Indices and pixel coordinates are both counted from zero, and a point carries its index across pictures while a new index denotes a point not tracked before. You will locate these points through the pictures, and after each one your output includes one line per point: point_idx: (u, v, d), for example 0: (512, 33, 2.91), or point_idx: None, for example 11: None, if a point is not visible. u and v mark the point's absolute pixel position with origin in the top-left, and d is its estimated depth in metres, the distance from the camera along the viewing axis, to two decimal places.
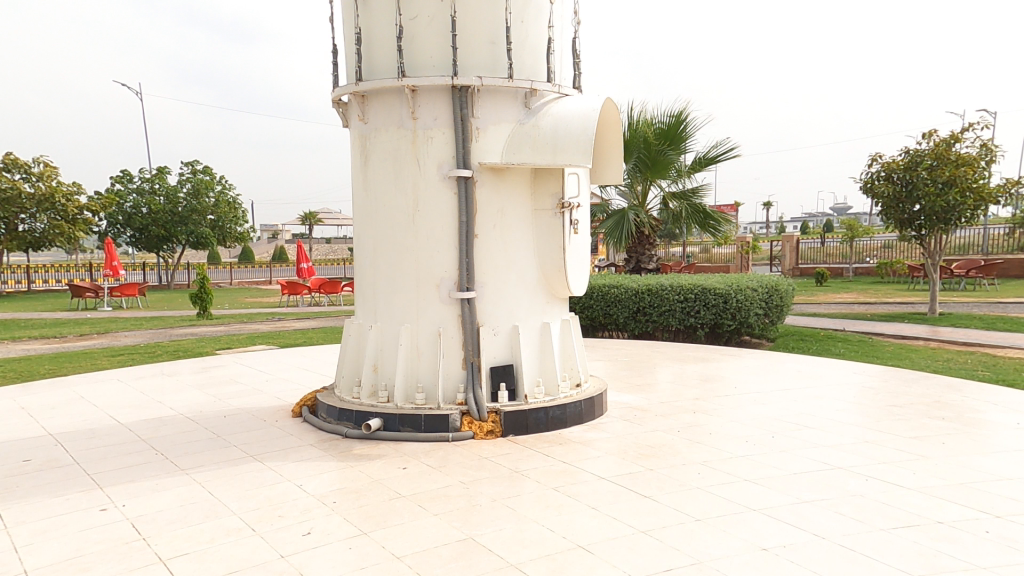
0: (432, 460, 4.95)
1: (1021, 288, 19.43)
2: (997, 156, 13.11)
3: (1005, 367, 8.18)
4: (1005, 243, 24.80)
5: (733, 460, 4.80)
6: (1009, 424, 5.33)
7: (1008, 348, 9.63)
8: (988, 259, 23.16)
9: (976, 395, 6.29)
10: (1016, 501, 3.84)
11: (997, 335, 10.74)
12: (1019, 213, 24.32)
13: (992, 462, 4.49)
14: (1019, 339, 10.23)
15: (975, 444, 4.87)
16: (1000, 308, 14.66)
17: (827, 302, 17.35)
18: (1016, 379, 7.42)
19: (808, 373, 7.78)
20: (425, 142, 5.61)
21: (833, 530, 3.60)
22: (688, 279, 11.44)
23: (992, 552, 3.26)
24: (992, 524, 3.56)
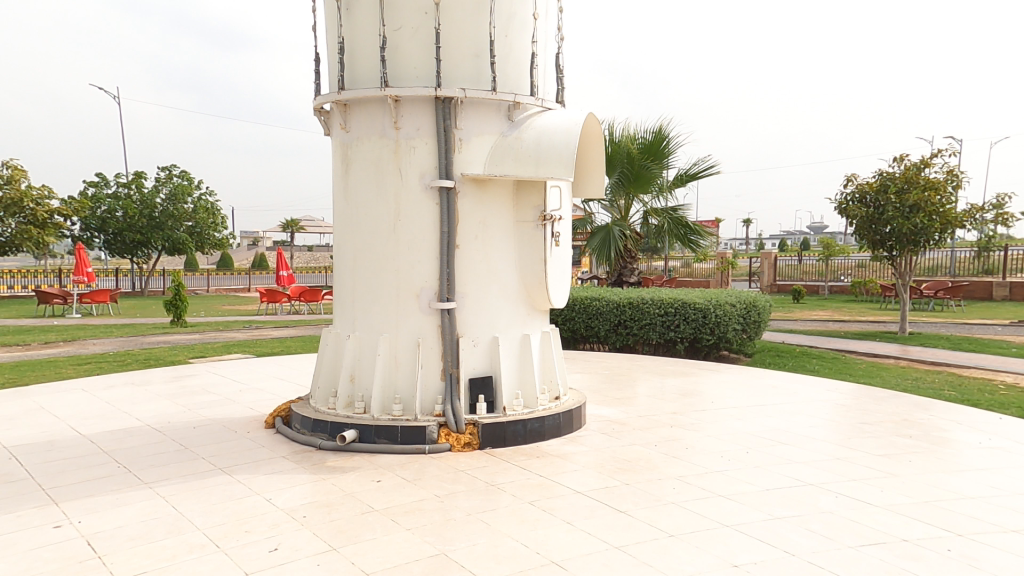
0: (407, 473, 4.90)
1: (986, 309, 20.02)
2: (963, 181, 13.52)
3: (970, 386, 8.41)
4: (972, 265, 25.59)
5: (709, 475, 4.84)
6: (974, 444, 5.47)
7: (975, 368, 9.90)
8: (955, 281, 23.81)
9: (943, 415, 6.45)
10: (977, 519, 3.93)
11: (964, 356, 11.05)
12: (984, 236, 25.05)
13: (957, 481, 4.60)
14: (985, 360, 10.52)
15: (942, 464, 4.97)
16: (967, 329, 15.08)
17: (804, 319, 17.70)
18: (980, 398, 7.63)
19: (783, 389, 7.91)
20: (408, 152, 5.62)
21: (803, 546, 3.64)
22: (668, 293, 11.58)
23: (954, 569, 3.33)
24: (955, 542, 3.64)
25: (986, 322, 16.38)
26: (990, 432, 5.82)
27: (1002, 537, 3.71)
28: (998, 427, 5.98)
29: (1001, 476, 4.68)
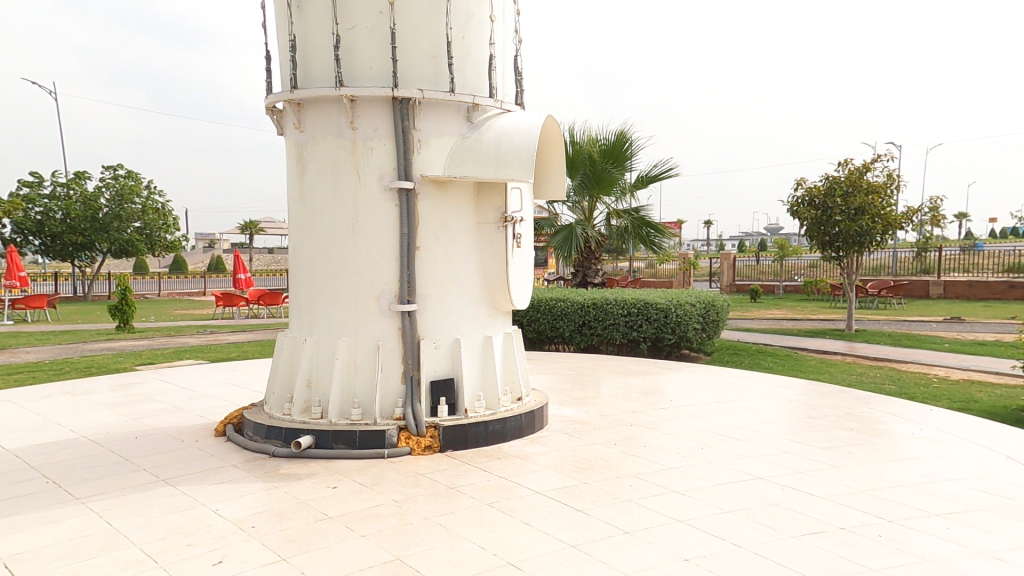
0: (365, 478, 4.84)
1: (926, 306, 21.13)
2: (902, 185, 14.22)
3: (909, 380, 8.87)
4: (913, 264, 26.94)
5: (664, 472, 4.95)
6: (911, 435, 5.76)
7: (915, 362, 10.43)
8: (896, 280, 25.05)
9: (883, 407, 6.77)
10: (908, 506, 4.14)
11: (905, 351, 11.61)
12: (923, 238, 26.41)
13: (895, 470, 4.84)
14: (924, 355, 11.10)
15: (880, 454, 5.21)
16: (908, 325, 15.88)
17: (759, 318, 18.30)
18: (918, 391, 8.06)
19: (739, 386, 8.15)
20: (366, 153, 5.56)
21: (749, 538, 3.76)
22: (631, 294, 11.77)
23: (885, 554, 3.50)
24: (886, 528, 3.82)
25: (926, 319, 17.29)
26: (927, 423, 6.13)
27: (929, 521, 3.91)
28: (932, 418, 6.30)
29: (932, 464, 4.95)
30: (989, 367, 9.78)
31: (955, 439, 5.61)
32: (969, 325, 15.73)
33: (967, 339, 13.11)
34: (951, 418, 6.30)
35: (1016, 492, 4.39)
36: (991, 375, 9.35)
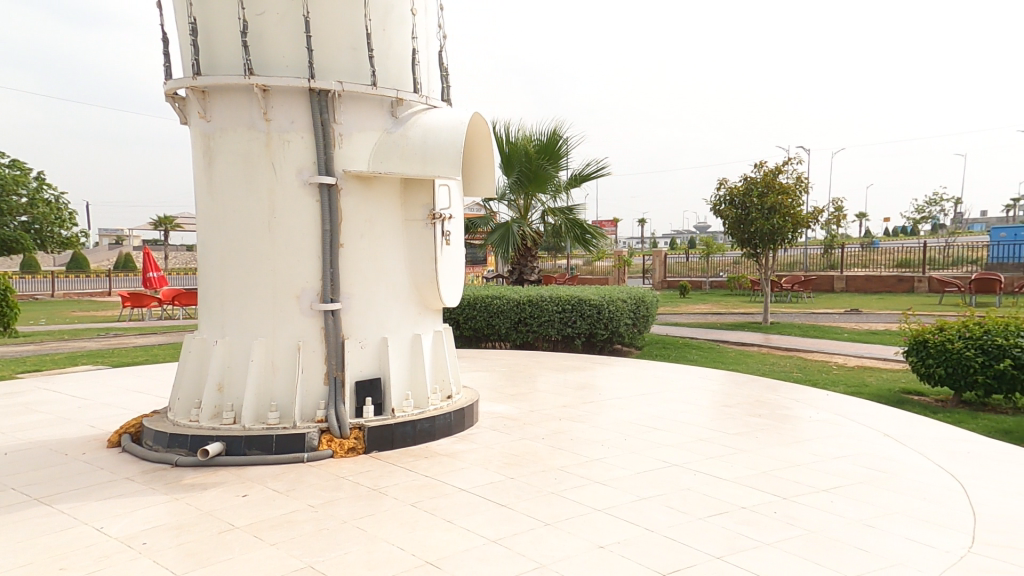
0: (280, 484, 4.63)
1: (833, 299, 22.81)
2: (810, 186, 15.23)
3: (815, 368, 9.54)
4: (822, 261, 29.00)
5: (589, 464, 5.04)
6: (816, 418, 6.17)
7: (822, 351, 11.22)
8: (807, 275, 26.88)
9: (790, 394, 7.21)
10: (803, 483, 4.42)
11: (814, 341, 12.45)
12: (831, 236, 28.48)
13: (799, 451, 5.15)
14: (830, 344, 11.97)
15: (784, 437, 5.53)
16: (817, 318, 17.10)
17: (686, 312, 19.11)
18: (822, 378, 8.67)
19: (664, 378, 8.45)
20: (282, 146, 5.32)
21: (662, 523, 3.88)
22: (566, 291, 11.93)
23: (779, 529, 3.71)
24: (782, 505, 4.06)
25: (833, 311, 18.65)
26: (829, 408, 6.59)
27: (819, 496, 4.19)
28: (830, 402, 6.78)
29: (828, 444, 5.31)
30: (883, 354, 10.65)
31: (846, 420, 6.06)
32: (869, 316, 17.10)
33: (867, 328, 14.22)
34: (842, 402, 6.81)
35: (896, 466, 4.79)
36: (885, 361, 10.18)
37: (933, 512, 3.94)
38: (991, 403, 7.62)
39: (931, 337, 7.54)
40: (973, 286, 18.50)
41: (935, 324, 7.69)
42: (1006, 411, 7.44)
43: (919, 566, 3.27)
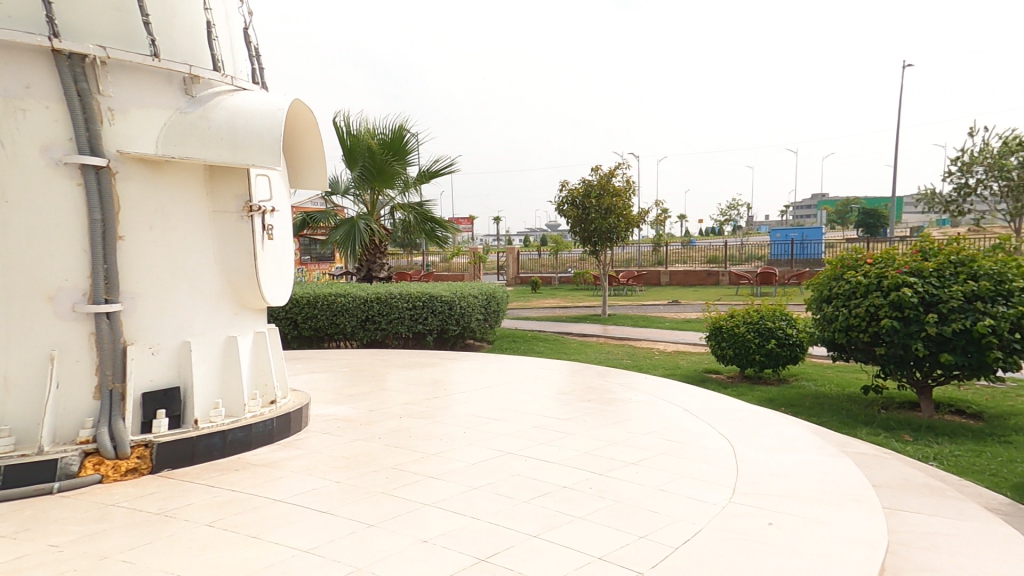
0: (13, 525, 3.87)
1: (662, 291, 25.51)
2: (637, 189, 16.79)
3: (643, 354, 10.61)
4: (654, 257, 32.26)
5: (423, 460, 5.00)
6: (636, 400, 6.81)
7: (650, 338, 12.51)
8: (641, 271, 29.70)
9: (618, 380, 7.88)
10: (616, 459, 4.84)
11: (642, 330, 13.75)
12: (660, 235, 31.81)
13: (618, 430, 5.63)
14: (656, 331, 13.39)
15: (608, 419, 6.01)
16: (648, 308, 19.02)
17: (536, 306, 20.06)
18: (646, 364, 9.66)
19: (507, 371, 8.73)
20: (15, 115, 4.39)
21: (488, 510, 3.98)
22: (416, 287, 11.76)
23: (591, 503, 4.01)
24: (596, 480, 4.40)
25: (662, 302, 20.87)
26: (648, 390, 7.32)
27: (627, 469, 4.60)
28: (647, 385, 7.53)
29: (642, 422, 5.87)
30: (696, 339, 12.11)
31: (657, 400, 6.76)
32: (688, 306, 19.34)
33: (687, 317, 16.10)
34: (660, 384, 7.60)
35: (691, 436, 5.41)
36: (696, 346, 11.57)
37: (712, 473, 4.51)
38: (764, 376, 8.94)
39: (725, 323, 8.69)
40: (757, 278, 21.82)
41: (727, 311, 8.86)
42: (773, 382, 8.72)
43: (693, 519, 3.72)
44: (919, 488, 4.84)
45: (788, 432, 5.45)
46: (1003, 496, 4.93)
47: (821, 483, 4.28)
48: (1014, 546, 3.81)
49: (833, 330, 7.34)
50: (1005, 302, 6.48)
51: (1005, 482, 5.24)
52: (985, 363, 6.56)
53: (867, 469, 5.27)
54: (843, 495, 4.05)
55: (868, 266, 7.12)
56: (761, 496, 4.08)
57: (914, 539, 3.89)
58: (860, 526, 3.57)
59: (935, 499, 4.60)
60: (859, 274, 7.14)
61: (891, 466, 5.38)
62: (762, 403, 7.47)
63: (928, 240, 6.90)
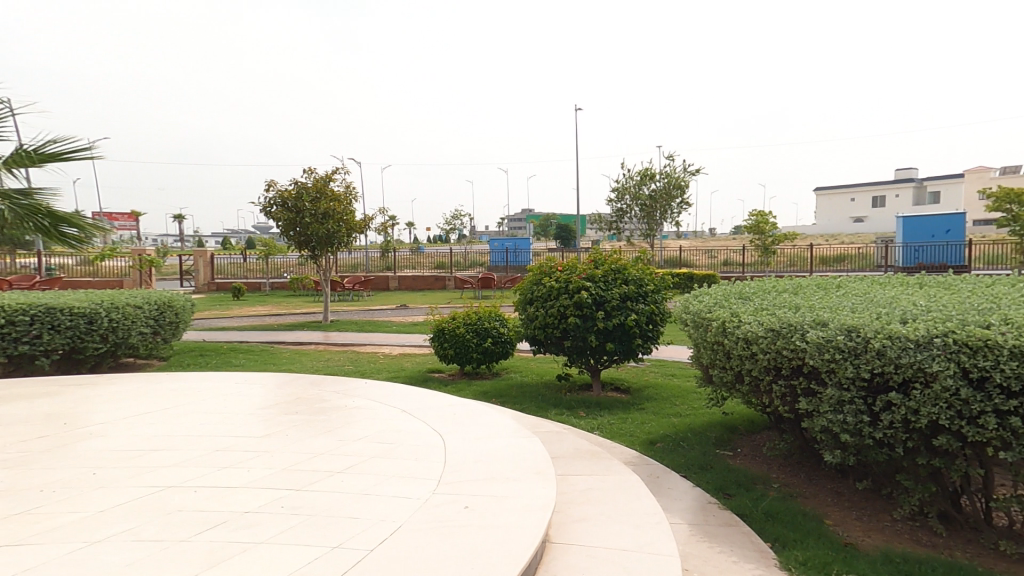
0: None
1: (386, 297, 25.80)
2: (355, 195, 16.47)
3: (364, 359, 10.62)
4: (380, 262, 32.53)
5: (19, 518, 3.52)
6: (344, 407, 6.47)
7: (370, 343, 12.50)
8: (364, 276, 29.49)
9: (331, 387, 7.52)
10: (320, 471, 4.33)
11: (365, 336, 13.55)
12: (385, 241, 32.29)
13: (318, 442, 5.08)
14: (376, 336, 13.44)
15: (313, 431, 5.45)
16: (371, 313, 19.05)
17: (239, 316, 18.04)
18: (368, 368, 9.76)
19: (191, 389, 7.38)
20: None
21: (117, 563, 2.93)
22: (20, 297, 8.71)
23: (277, 524, 3.39)
24: (290, 498, 3.79)
25: (385, 307, 21.11)
26: (359, 396, 7.06)
27: (329, 480, 4.15)
28: (367, 391, 7.35)
29: (356, 429, 5.53)
30: (418, 341, 12.47)
31: (372, 404, 6.56)
32: (412, 310, 19.85)
33: (411, 321, 16.50)
34: (380, 388, 7.54)
35: (405, 435, 5.31)
36: (418, 349, 11.92)
37: (415, 469, 4.37)
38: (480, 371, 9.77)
39: (447, 324, 9.27)
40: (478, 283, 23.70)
41: (449, 313, 9.44)
42: (490, 376, 9.59)
43: (395, 517, 3.47)
44: (582, 454, 5.25)
45: (491, 424, 5.63)
46: (637, 451, 5.59)
47: (509, 461, 4.49)
48: (638, 487, 4.35)
49: (534, 329, 7.78)
50: (647, 300, 7.47)
51: (638, 439, 5.95)
52: (635, 349, 7.50)
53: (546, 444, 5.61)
54: (527, 470, 4.30)
55: (559, 272, 7.71)
56: (461, 482, 4.05)
57: (573, 496, 4.23)
58: (532, 495, 3.79)
59: (592, 461, 5.00)
60: (553, 279, 7.69)
61: (566, 438, 5.82)
62: (477, 397, 8.08)
63: (598, 252, 7.62)
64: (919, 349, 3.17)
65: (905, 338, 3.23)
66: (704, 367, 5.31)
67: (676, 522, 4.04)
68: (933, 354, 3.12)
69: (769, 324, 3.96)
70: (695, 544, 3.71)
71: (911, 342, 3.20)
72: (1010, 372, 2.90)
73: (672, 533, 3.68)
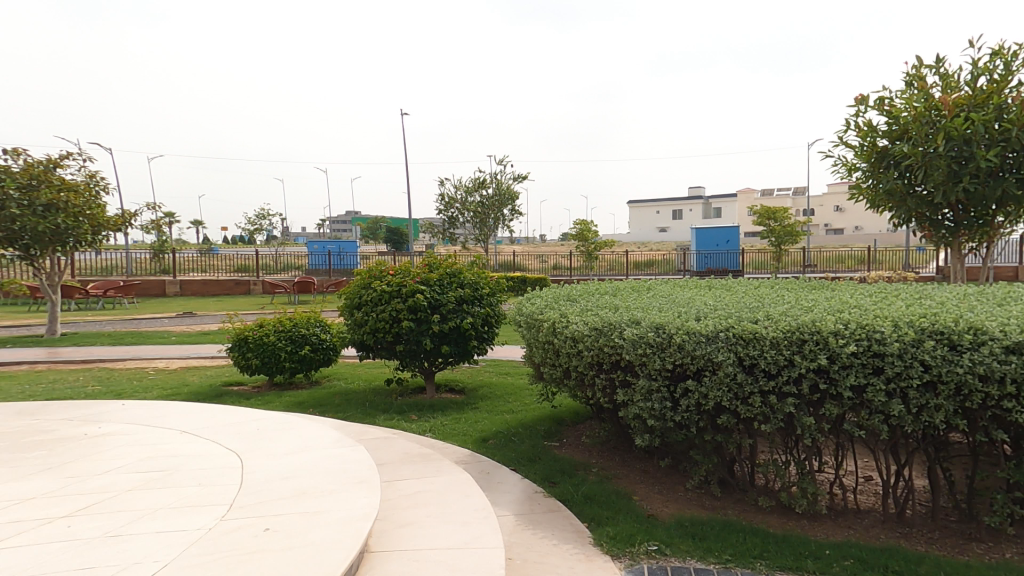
0: None
1: (155, 303, 22.32)
2: (102, 184, 13.44)
3: (116, 377, 9.30)
4: (149, 266, 28.44)
5: None
6: (85, 437, 5.35)
7: (123, 359, 10.85)
8: (126, 280, 25.03)
9: (61, 416, 6.16)
10: (21, 522, 3.44)
11: (149, 350, 11.63)
12: (158, 242, 28.50)
13: (24, 487, 4.05)
14: (128, 351, 11.63)
15: (24, 471, 4.39)
16: (133, 324, 16.40)
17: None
18: (120, 387, 8.59)
19: None
20: None
21: None
22: None
23: None
24: None
25: (153, 315, 18.33)
26: (107, 421, 5.94)
27: (44, 530, 3.33)
28: (132, 412, 6.30)
29: (96, 461, 4.59)
30: (220, 351, 11.10)
31: (142, 428, 5.63)
32: (201, 319, 17.51)
33: (194, 330, 14.58)
34: (146, 407, 6.50)
35: (186, 459, 4.63)
36: (219, 362, 10.62)
37: (196, 497, 3.81)
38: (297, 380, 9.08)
39: (252, 333, 8.38)
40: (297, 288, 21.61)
41: (256, 321, 8.56)
42: (306, 385, 8.89)
43: (153, 558, 2.95)
44: (413, 457, 5.21)
45: (305, 435, 5.22)
46: (469, 450, 5.72)
47: (327, 472, 4.23)
48: (468, 484, 4.45)
49: (362, 333, 7.52)
50: (483, 303, 7.62)
51: (470, 438, 6.08)
52: (470, 351, 7.63)
53: (374, 451, 5.45)
54: (347, 479, 4.08)
55: (389, 276, 7.52)
56: (263, 502, 3.67)
57: (401, 501, 4.17)
58: (356, 505, 3.61)
59: (422, 464, 4.99)
60: (383, 283, 7.48)
61: (396, 443, 5.71)
62: (291, 409, 7.51)
63: (433, 256, 7.68)
64: (708, 342, 3.73)
65: (698, 333, 3.78)
66: (535, 367, 5.65)
67: (503, 515, 4.23)
68: (718, 346, 3.69)
69: (593, 323, 4.35)
70: (519, 534, 3.93)
71: (702, 336, 3.75)
72: (770, 359, 3.54)
73: (499, 526, 3.85)
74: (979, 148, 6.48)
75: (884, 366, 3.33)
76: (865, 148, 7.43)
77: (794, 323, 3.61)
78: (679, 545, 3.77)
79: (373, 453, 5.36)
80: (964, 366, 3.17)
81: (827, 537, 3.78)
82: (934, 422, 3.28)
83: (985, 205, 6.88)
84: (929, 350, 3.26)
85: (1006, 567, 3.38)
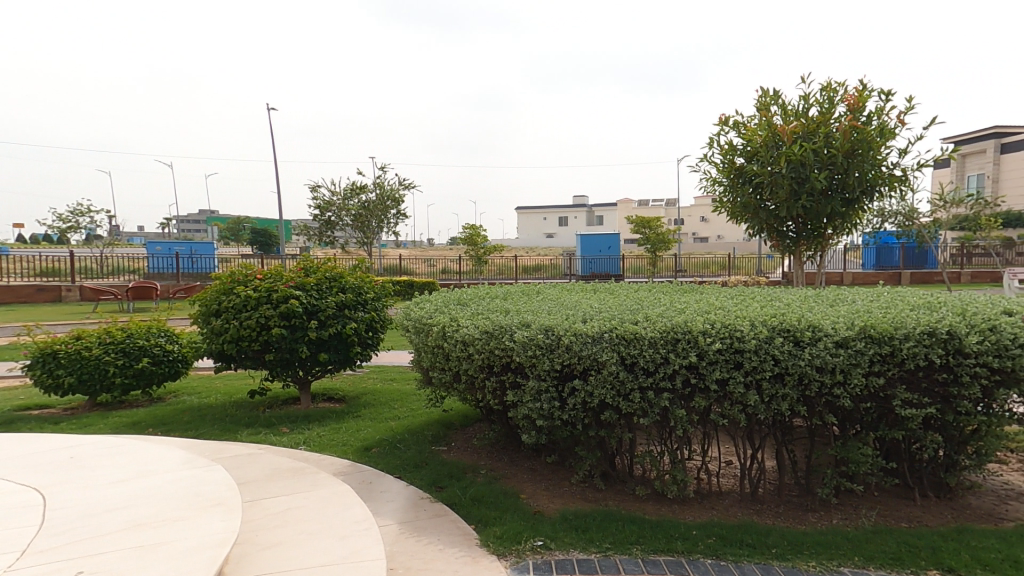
0: None
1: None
2: None
3: None
4: None
5: None
6: None
7: None
8: None
9: None
10: None
11: None
12: None
13: None
14: None
15: None
16: None
17: None
18: None
19: None
20: None
21: None
22: None
23: None
24: None
25: None
26: None
27: None
28: None
29: None
30: (18, 371, 9.45)
31: None
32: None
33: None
34: None
35: None
36: (20, 385, 9.04)
37: None
38: (131, 399, 8.06)
39: (64, 347, 7.28)
40: (129, 294, 19.15)
41: (73, 333, 7.48)
42: (145, 403, 7.93)
43: None
44: (286, 472, 4.87)
45: (145, 459, 4.64)
46: (349, 460, 5.49)
47: (174, 497, 3.80)
48: (346, 496, 4.27)
49: (222, 342, 6.89)
50: (366, 307, 7.36)
51: (351, 448, 5.82)
52: (352, 357, 7.25)
53: (238, 470, 5.01)
54: (201, 503, 3.71)
55: (258, 281, 6.98)
56: (87, 540, 3.20)
57: (267, 521, 3.87)
58: (210, 532, 3.27)
59: (296, 478, 4.70)
60: (249, 288, 6.91)
61: (265, 458, 5.31)
62: (122, 430, 6.65)
63: (308, 258, 7.26)
64: (594, 343, 3.93)
65: (584, 334, 3.97)
66: (423, 371, 5.58)
67: (385, 524, 4.11)
68: (602, 346, 3.90)
69: (484, 326, 4.38)
70: (403, 542, 3.84)
71: (589, 337, 3.94)
72: (649, 358, 3.81)
73: (381, 536, 3.74)
74: (813, 170, 7.55)
75: (742, 361, 3.74)
76: (725, 165, 8.33)
77: (669, 324, 3.93)
78: (564, 538, 3.92)
79: (236, 472, 4.93)
80: (805, 359, 3.66)
81: (694, 519, 4.15)
82: (782, 409, 3.75)
83: (818, 219, 7.99)
84: (779, 346, 3.71)
85: (835, 531, 3.94)
